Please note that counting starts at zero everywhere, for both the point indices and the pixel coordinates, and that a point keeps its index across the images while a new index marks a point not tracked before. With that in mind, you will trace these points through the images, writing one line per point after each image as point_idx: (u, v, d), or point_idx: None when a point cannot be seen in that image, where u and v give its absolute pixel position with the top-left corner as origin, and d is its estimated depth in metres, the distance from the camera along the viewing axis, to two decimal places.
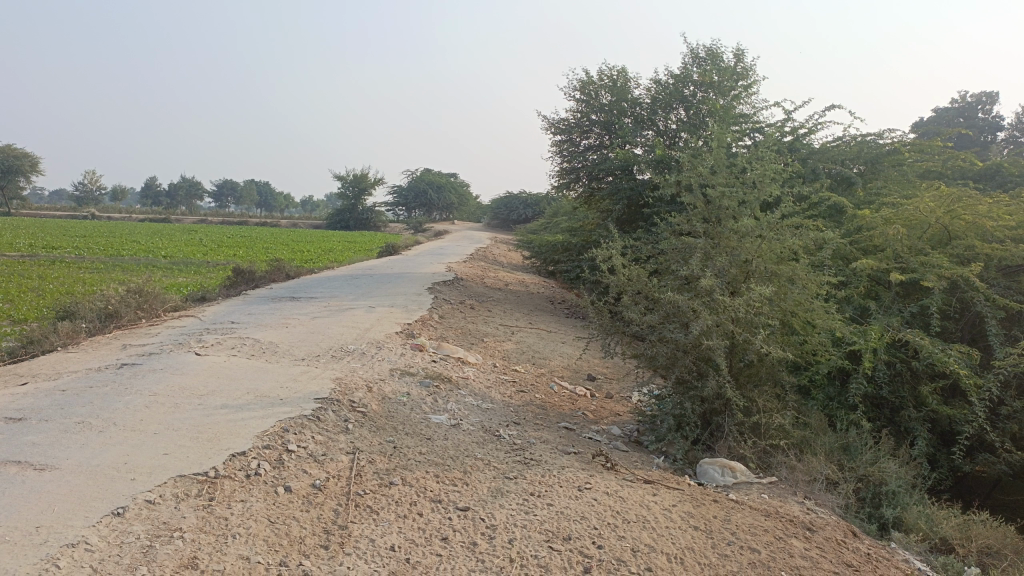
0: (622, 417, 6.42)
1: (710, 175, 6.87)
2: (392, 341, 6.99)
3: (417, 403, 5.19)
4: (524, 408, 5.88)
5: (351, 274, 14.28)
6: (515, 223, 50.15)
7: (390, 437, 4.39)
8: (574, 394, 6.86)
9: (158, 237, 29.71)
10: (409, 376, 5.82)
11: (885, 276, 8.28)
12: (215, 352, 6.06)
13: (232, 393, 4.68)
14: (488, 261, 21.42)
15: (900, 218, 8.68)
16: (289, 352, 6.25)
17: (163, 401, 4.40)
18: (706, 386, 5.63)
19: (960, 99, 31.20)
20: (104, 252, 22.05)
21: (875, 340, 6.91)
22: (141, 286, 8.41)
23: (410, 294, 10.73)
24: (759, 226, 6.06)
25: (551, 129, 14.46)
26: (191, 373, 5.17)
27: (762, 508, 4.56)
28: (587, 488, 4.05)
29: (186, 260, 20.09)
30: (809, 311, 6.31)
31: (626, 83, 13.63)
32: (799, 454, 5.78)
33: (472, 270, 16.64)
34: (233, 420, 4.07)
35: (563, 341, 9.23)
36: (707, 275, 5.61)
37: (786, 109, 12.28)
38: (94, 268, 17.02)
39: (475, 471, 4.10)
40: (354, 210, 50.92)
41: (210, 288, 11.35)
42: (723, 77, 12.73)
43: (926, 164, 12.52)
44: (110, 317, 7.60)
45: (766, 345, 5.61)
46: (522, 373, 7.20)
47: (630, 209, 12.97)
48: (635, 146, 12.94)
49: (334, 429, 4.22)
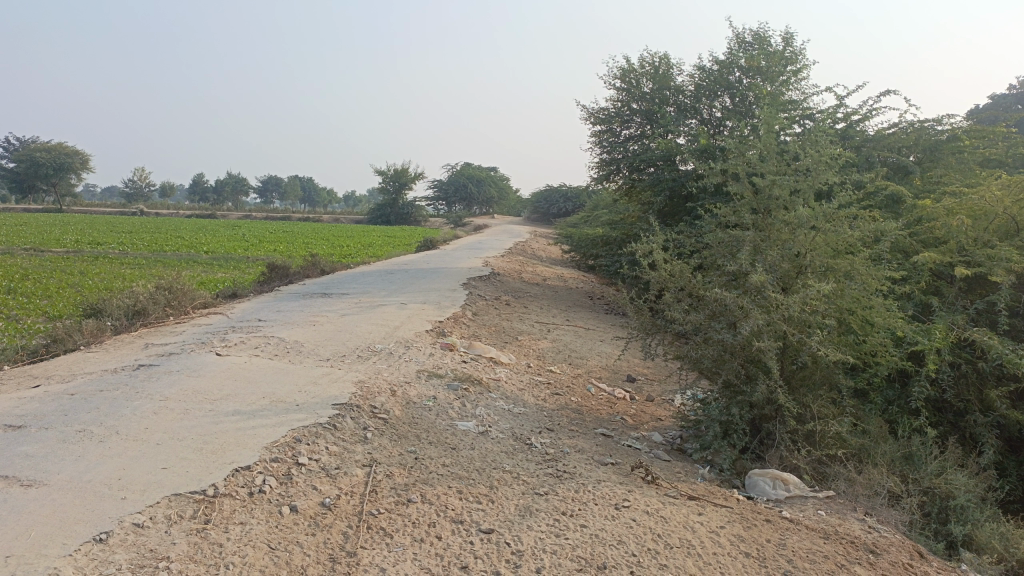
0: (664, 423, 6.02)
1: (759, 163, 6.42)
2: (421, 340, 6.69)
3: (443, 408, 4.87)
4: (559, 413, 5.53)
5: (387, 269, 14.06)
6: (556, 216, 49.69)
7: (412, 447, 4.07)
8: (612, 397, 6.48)
9: (202, 233, 30.00)
10: (436, 378, 5.50)
11: (949, 270, 7.72)
12: (236, 352, 5.82)
13: (246, 397, 4.41)
14: (526, 255, 21.09)
15: (964, 208, 8.10)
16: (314, 352, 6.00)
17: (173, 407, 4.16)
18: (756, 391, 5.22)
19: (1020, 83, 29.90)
20: (148, 248, 22.27)
21: (939, 340, 6.40)
22: (170, 282, 8.27)
23: (445, 290, 10.44)
24: (813, 217, 5.60)
25: (591, 119, 14.04)
26: (207, 375, 4.93)
27: (819, 529, 4.14)
28: (624, 506, 3.69)
29: (226, 255, 20.19)
30: (869, 309, 5.83)
31: (669, 70, 13.15)
32: (857, 465, 5.34)
33: (510, 265, 16.30)
34: (242, 428, 3.80)
35: (601, 339, 8.83)
36: (757, 271, 5.19)
37: (839, 95, 11.69)
38: (136, 264, 17.15)
39: (502, 486, 3.77)
40: (395, 205, 51.00)
41: (244, 284, 11.23)
42: (771, 62, 12.18)
43: (989, 151, 11.79)
44: (138, 315, 7.46)
45: (822, 347, 5.16)
46: (558, 373, 6.85)
47: (673, 201, 12.49)
48: (677, 135, 12.45)
49: (351, 438, 3.93)
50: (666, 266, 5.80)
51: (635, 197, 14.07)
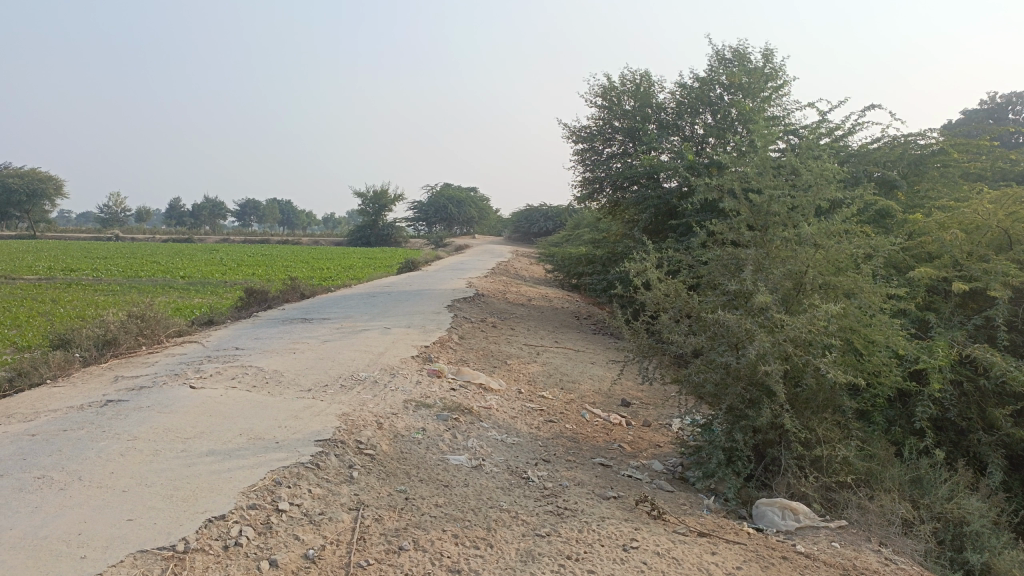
0: (664, 449, 5.76)
1: (754, 178, 6.24)
2: (407, 367, 6.40)
3: (433, 442, 4.59)
4: (554, 442, 5.27)
5: (369, 292, 13.74)
6: (537, 236, 49.59)
7: (402, 486, 3.79)
8: (608, 423, 6.22)
9: (177, 258, 29.49)
10: (425, 408, 5.21)
11: (945, 285, 7.56)
12: (212, 384, 5.50)
13: (222, 435, 4.10)
14: (508, 275, 20.85)
15: (956, 222, 7.97)
16: (294, 382, 5.69)
17: (141, 448, 3.85)
18: (760, 416, 4.98)
19: (991, 98, 30.32)
20: (122, 274, 21.73)
21: (942, 358, 6.21)
22: (142, 310, 7.91)
23: (428, 313, 10.15)
24: (814, 233, 5.41)
25: (573, 137, 13.88)
26: (179, 410, 4.62)
27: (836, 563, 3.91)
28: (633, 547, 3.42)
29: (202, 280, 19.73)
30: (872, 327, 5.64)
31: (650, 88, 13.04)
32: (866, 491, 5.12)
33: (493, 285, 16.04)
34: (216, 471, 3.49)
35: (592, 361, 8.58)
36: (761, 290, 4.98)
37: (822, 110, 11.61)
38: (109, 291, 16.67)
39: (500, 528, 3.49)
40: (375, 226, 50.66)
41: (221, 310, 10.87)
42: (753, 78, 12.08)
43: (973, 163, 11.76)
44: (108, 345, 7.11)
45: (828, 368, 4.95)
46: (550, 399, 6.58)
47: (658, 219, 12.32)
48: (661, 152, 12.30)
49: (336, 479, 3.63)
50: (663, 286, 5.57)
51: (619, 215, 13.89)
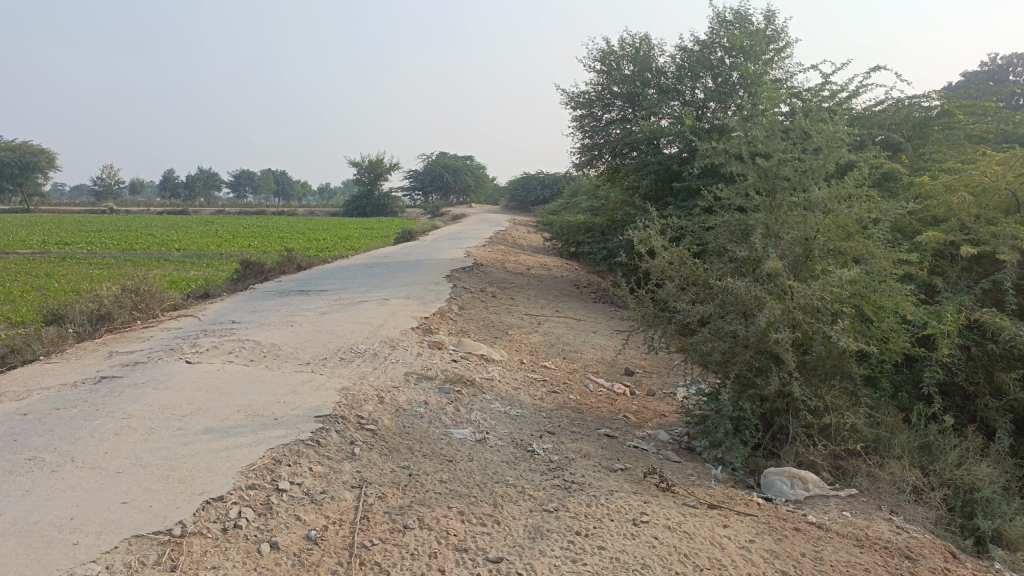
0: (669, 419, 5.68)
1: (762, 142, 6.08)
2: (407, 339, 6.29)
3: (436, 415, 4.49)
4: (559, 414, 5.18)
5: (367, 262, 13.59)
6: (534, 204, 49.31)
7: (405, 462, 3.69)
8: (612, 393, 6.13)
9: (173, 231, 29.25)
10: (427, 381, 5.11)
11: (952, 249, 7.43)
12: (208, 359, 5.39)
13: (219, 412, 3.99)
14: (506, 244, 20.67)
15: (964, 184, 7.82)
16: (293, 356, 5.58)
17: (136, 427, 3.74)
18: (769, 384, 4.88)
19: (991, 59, 29.95)
20: (117, 247, 21.54)
21: (951, 323, 6.11)
22: (136, 283, 7.79)
23: (427, 284, 10.02)
24: (823, 197, 5.27)
25: (571, 103, 13.64)
26: (175, 386, 4.51)
27: (849, 534, 3.83)
28: (644, 521, 3.33)
29: (197, 253, 19.54)
30: (881, 293, 5.52)
31: (650, 51, 12.78)
32: (875, 459, 5.05)
33: (491, 255, 15.88)
34: (213, 450, 3.39)
35: (594, 330, 8.47)
36: (771, 256, 4.85)
37: (824, 72, 11.38)
38: (104, 264, 16.51)
39: (507, 504, 3.40)
40: (371, 196, 50.32)
41: (217, 283, 10.73)
42: (754, 41, 11.83)
43: (978, 125, 11.56)
44: (102, 320, 6.99)
45: (838, 335, 4.84)
46: (553, 369, 6.48)
47: (658, 186, 12.14)
48: (661, 117, 12.09)
49: (338, 456, 3.53)
50: (668, 253, 5.45)
51: (618, 182, 13.71)
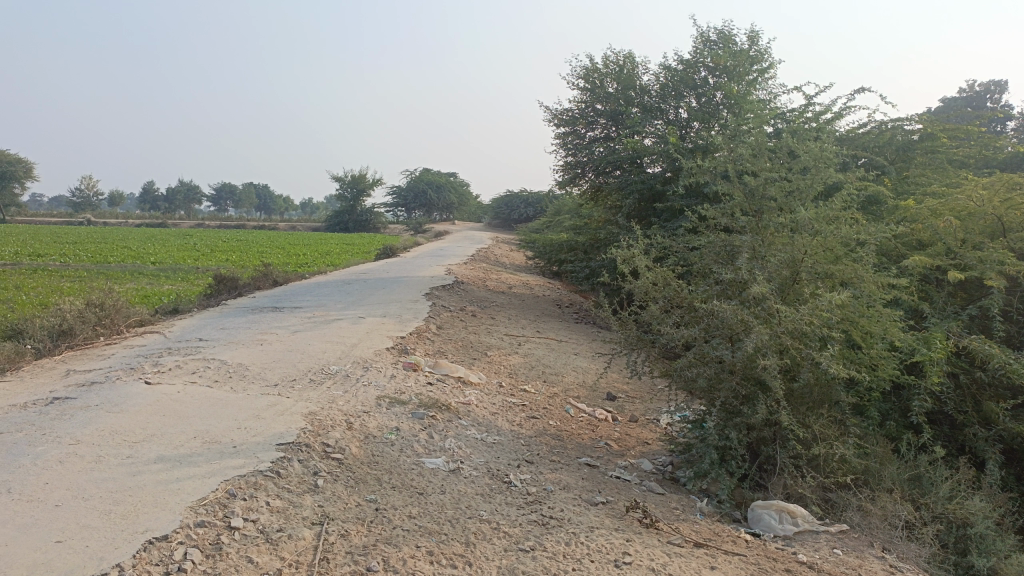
0: (652, 447, 5.47)
1: (748, 161, 5.94)
2: (381, 360, 6.05)
3: (408, 443, 4.25)
4: (538, 442, 4.95)
5: (345, 279, 13.32)
6: (517, 222, 49.24)
7: (372, 494, 3.45)
8: (593, 419, 5.92)
9: (150, 243, 28.79)
10: (399, 406, 4.87)
11: (939, 274, 7.31)
12: (170, 379, 5.12)
13: (174, 438, 3.73)
14: (488, 262, 20.46)
15: (949, 208, 7.73)
16: (260, 377, 5.32)
17: (83, 454, 3.48)
18: (756, 412, 4.69)
19: (969, 86, 30.36)
20: (91, 259, 21.11)
21: (939, 350, 5.95)
22: (102, 298, 7.49)
23: (405, 302, 9.78)
24: (812, 219, 5.11)
25: (554, 120, 13.52)
26: (130, 409, 4.24)
27: (842, 574, 3.63)
28: (626, 562, 3.12)
29: (173, 266, 19.16)
30: (871, 319, 5.36)
31: (634, 70, 12.70)
32: (865, 492, 4.87)
33: (472, 273, 15.67)
34: (162, 481, 3.14)
35: (575, 352, 8.26)
36: (759, 279, 4.68)
37: (808, 94, 11.32)
38: (76, 276, 16.12)
39: (480, 542, 3.17)
40: (353, 212, 50.03)
41: (189, 298, 10.43)
42: (738, 61, 11.77)
43: (960, 150, 11.55)
44: (63, 336, 6.69)
45: (828, 362, 4.67)
46: (532, 393, 6.26)
47: (642, 205, 12.01)
48: (644, 136, 11.97)
49: (299, 488, 3.29)
50: (652, 273, 5.27)
51: (601, 200, 13.57)
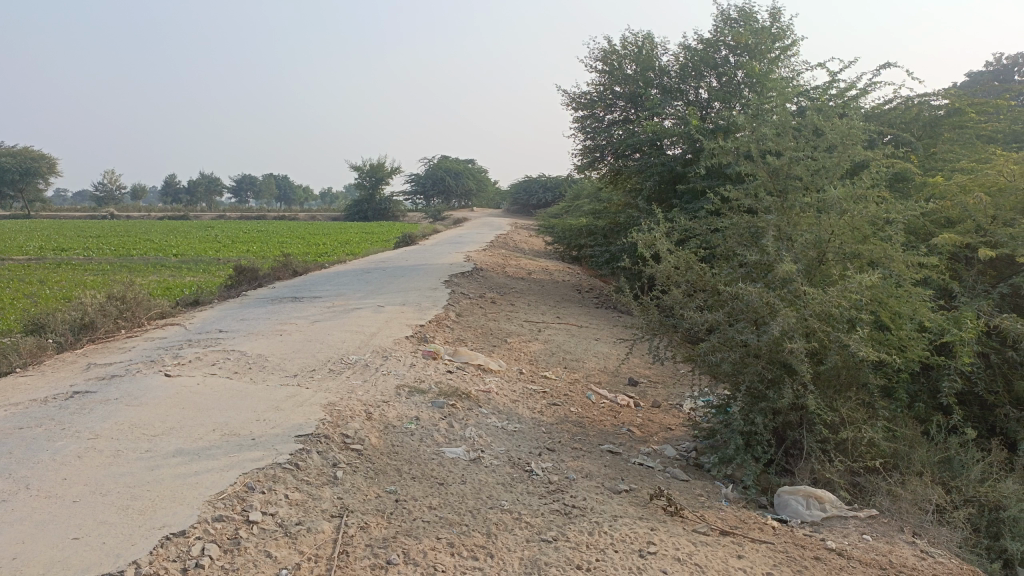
0: (676, 433, 5.39)
1: (772, 140, 5.80)
2: (400, 349, 6.01)
3: (428, 432, 4.21)
4: (560, 429, 4.89)
5: (364, 268, 13.31)
6: (536, 208, 49.05)
7: (392, 486, 3.41)
8: (615, 405, 5.85)
9: (173, 236, 29.03)
10: (419, 395, 4.83)
11: (968, 252, 7.13)
12: (190, 371, 5.11)
13: (193, 431, 3.72)
14: (507, 248, 20.39)
15: (979, 184, 7.52)
16: (279, 367, 5.31)
17: (102, 448, 3.47)
18: (782, 397, 4.59)
19: (996, 60, 29.70)
20: (115, 252, 21.32)
21: (970, 330, 5.80)
22: (123, 291, 7.53)
23: (424, 289, 9.75)
24: (841, 198, 4.98)
25: (572, 104, 13.37)
26: (150, 402, 4.23)
27: (873, 561, 3.55)
28: (650, 553, 3.05)
29: (195, 258, 19.28)
30: (900, 299, 5.22)
31: (653, 51, 12.51)
32: (894, 476, 4.76)
33: (491, 259, 15.61)
34: (181, 476, 3.12)
35: (596, 338, 8.18)
36: (785, 261, 4.57)
37: (832, 71, 11.08)
38: (100, 270, 16.27)
39: (502, 533, 3.12)
40: (372, 200, 50.10)
41: (210, 289, 10.48)
42: (759, 39, 11.55)
43: (989, 124, 11.26)
44: (85, 329, 6.72)
45: (856, 344, 4.55)
46: (553, 380, 6.20)
47: (662, 188, 11.86)
48: (664, 117, 11.80)
49: (318, 480, 3.26)
50: (674, 257, 5.18)
51: (621, 184, 13.42)
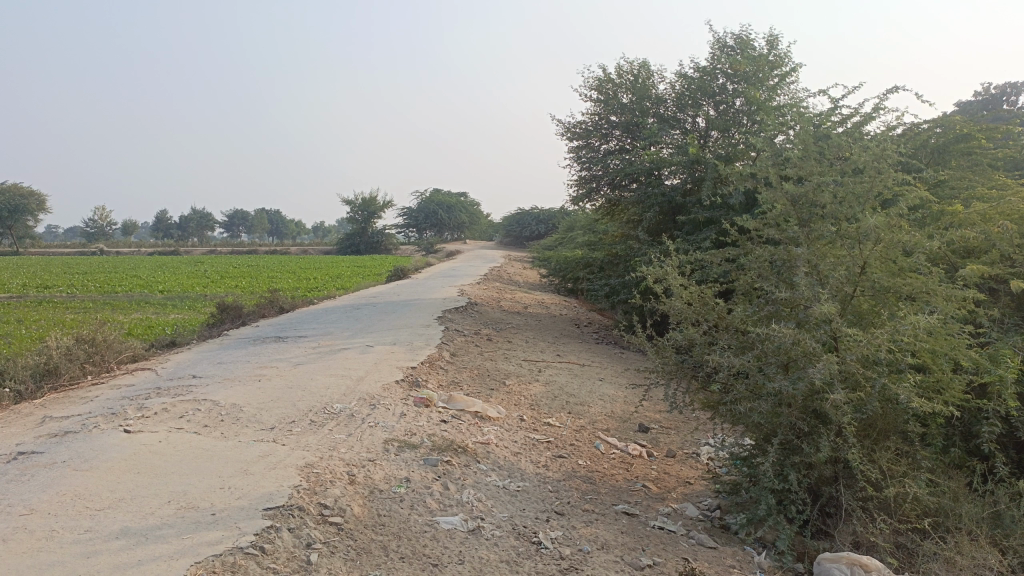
0: (695, 487, 4.86)
1: (791, 165, 5.35)
2: (390, 396, 5.48)
3: (420, 497, 3.68)
4: (569, 488, 4.37)
5: (354, 303, 12.78)
6: (529, 240, 48.74)
7: (377, 569, 2.89)
8: (626, 455, 5.33)
9: (160, 272, 28.42)
10: (410, 451, 4.30)
11: (998, 284, 6.66)
12: (154, 426, 4.57)
13: (146, 504, 3.18)
14: (501, 281, 19.88)
15: (1003, 212, 7.08)
16: (255, 420, 4.77)
17: (34, 528, 2.93)
18: (818, 450, 4.09)
19: (985, 90, 29.74)
20: (99, 289, 20.72)
21: (1012, 369, 5.31)
22: (91, 332, 6.98)
23: (416, 327, 9.23)
24: (878, 227, 4.53)
25: (567, 133, 13.00)
26: (101, 467, 3.69)
27: None
28: None
29: (180, 295, 18.72)
30: (940, 339, 4.75)
31: (649, 79, 12.17)
32: (946, 540, 4.23)
33: (486, 293, 15.14)
34: (122, 566, 2.59)
35: (600, 379, 7.66)
36: (822, 298, 4.10)
37: (835, 98, 10.72)
38: (80, 308, 15.67)
39: None
40: (364, 234, 49.69)
41: (189, 329, 9.92)
42: (758, 66, 11.21)
43: (997, 150, 10.90)
44: (47, 375, 6.17)
45: (902, 390, 4.07)
46: (557, 427, 5.68)
47: (662, 218, 11.41)
48: (662, 146, 11.40)
49: (289, 567, 2.73)
50: (690, 294, 4.71)
51: (618, 215, 12.99)
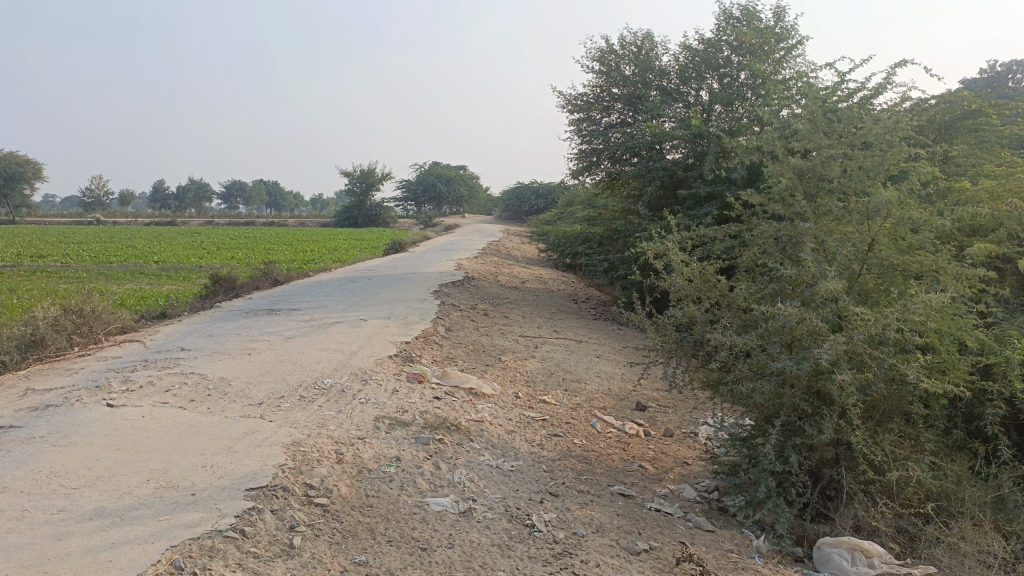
0: (693, 468, 4.76)
1: (799, 138, 5.18)
2: (383, 371, 5.36)
3: (410, 477, 3.56)
4: (564, 468, 4.25)
5: (350, 276, 12.63)
6: (528, 214, 48.46)
7: (363, 553, 2.78)
8: (622, 434, 5.22)
9: (155, 242, 28.18)
10: (401, 429, 4.18)
11: (1005, 263, 6.52)
12: (138, 400, 4.44)
13: (123, 483, 3.05)
14: (500, 255, 19.72)
15: (1012, 190, 6.92)
16: (243, 395, 4.64)
17: (4, 507, 2.80)
18: (820, 432, 3.97)
19: (991, 68, 29.37)
20: (94, 259, 20.52)
21: (1019, 351, 5.19)
22: (79, 303, 6.83)
23: (411, 301, 9.09)
24: (888, 203, 4.37)
25: (568, 106, 12.77)
26: (80, 443, 3.56)
27: None
28: None
29: (176, 265, 18.55)
30: (948, 319, 4.62)
31: (652, 51, 11.92)
32: (948, 526, 4.13)
33: (484, 267, 15.00)
34: (93, 550, 2.47)
35: (598, 356, 7.54)
36: (829, 276, 3.97)
37: (842, 71, 10.48)
38: (74, 278, 15.51)
39: None
40: (362, 207, 49.37)
41: (181, 300, 9.77)
42: (765, 39, 10.95)
43: (1006, 128, 10.69)
44: (33, 347, 6.03)
45: (909, 371, 3.94)
46: (553, 405, 5.57)
47: (663, 193, 11.23)
48: (664, 119, 11.18)
49: (270, 551, 2.62)
50: (692, 270, 4.57)
51: (618, 189, 12.80)
